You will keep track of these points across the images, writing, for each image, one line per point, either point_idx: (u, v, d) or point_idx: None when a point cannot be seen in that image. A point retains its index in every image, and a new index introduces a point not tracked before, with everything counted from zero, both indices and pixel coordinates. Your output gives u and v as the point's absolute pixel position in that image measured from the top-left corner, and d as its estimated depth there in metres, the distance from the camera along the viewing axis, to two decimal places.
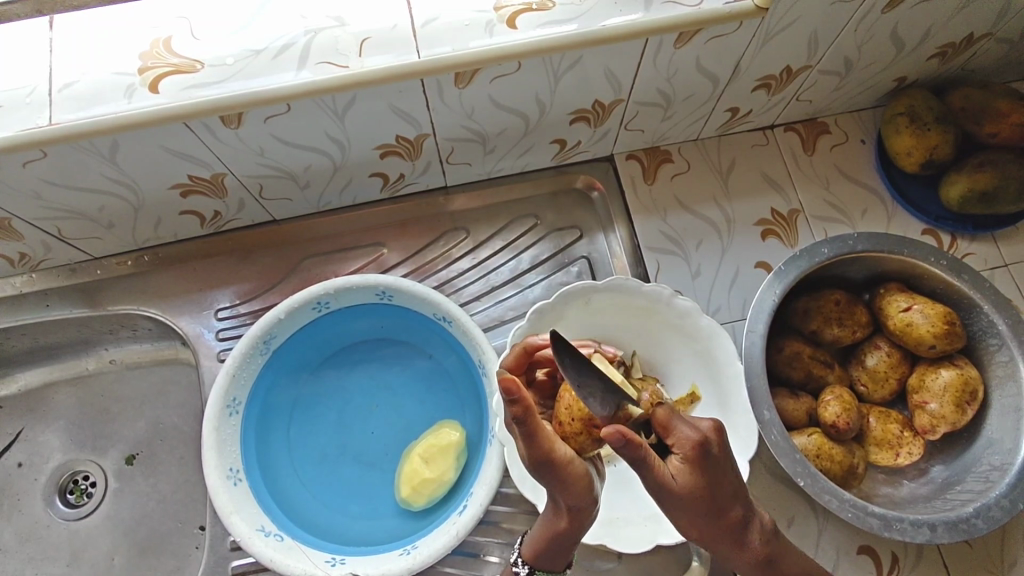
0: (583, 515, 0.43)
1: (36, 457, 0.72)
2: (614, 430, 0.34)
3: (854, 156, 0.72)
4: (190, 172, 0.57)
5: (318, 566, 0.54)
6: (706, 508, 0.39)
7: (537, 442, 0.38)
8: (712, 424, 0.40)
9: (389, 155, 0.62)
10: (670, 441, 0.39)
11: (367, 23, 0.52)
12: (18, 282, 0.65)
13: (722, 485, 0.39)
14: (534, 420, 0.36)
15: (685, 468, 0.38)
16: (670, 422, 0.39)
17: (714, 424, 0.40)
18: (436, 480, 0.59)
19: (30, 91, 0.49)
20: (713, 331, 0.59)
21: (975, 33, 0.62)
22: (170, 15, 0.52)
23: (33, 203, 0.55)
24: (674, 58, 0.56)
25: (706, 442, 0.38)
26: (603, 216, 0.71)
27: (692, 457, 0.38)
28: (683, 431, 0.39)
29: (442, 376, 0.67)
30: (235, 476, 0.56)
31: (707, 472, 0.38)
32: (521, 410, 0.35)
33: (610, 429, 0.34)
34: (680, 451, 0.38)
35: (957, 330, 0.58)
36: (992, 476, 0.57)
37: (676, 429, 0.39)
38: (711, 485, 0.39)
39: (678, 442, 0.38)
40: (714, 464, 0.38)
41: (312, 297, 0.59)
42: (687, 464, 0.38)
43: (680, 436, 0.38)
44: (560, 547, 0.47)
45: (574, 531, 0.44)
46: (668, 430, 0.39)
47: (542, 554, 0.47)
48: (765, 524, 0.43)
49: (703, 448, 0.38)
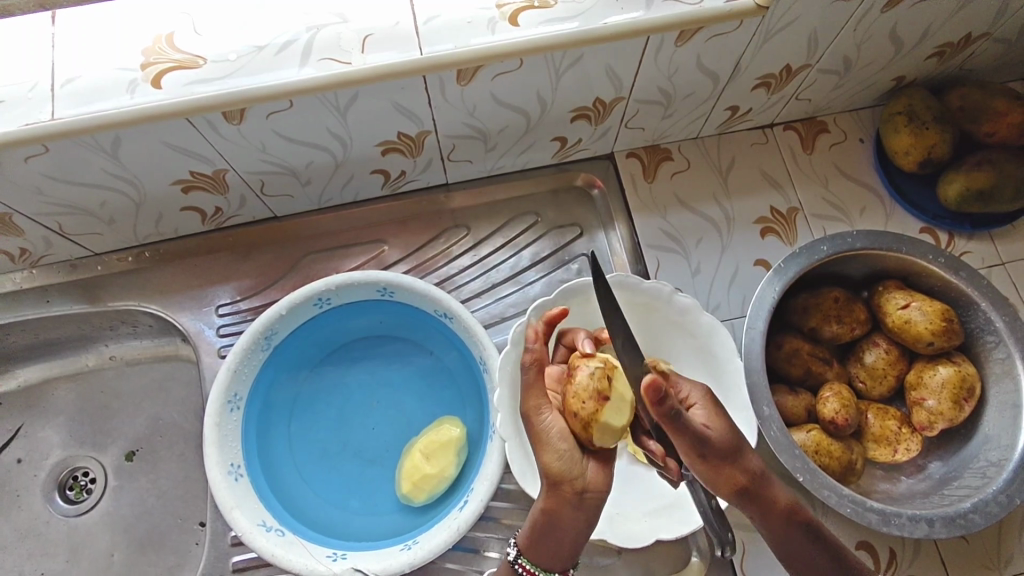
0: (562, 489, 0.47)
1: (34, 453, 0.72)
2: (654, 377, 0.40)
3: (852, 155, 0.72)
4: (192, 169, 0.57)
5: (319, 561, 0.54)
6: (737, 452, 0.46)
7: (530, 396, 0.50)
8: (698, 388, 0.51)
9: (390, 153, 0.62)
10: (683, 396, 0.48)
11: (369, 20, 0.52)
12: (17, 278, 0.65)
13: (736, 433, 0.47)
14: (530, 372, 0.49)
15: (707, 416, 0.46)
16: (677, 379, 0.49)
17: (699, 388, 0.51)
18: (437, 476, 0.59)
19: (32, 86, 0.49)
20: (712, 327, 0.60)
21: (972, 33, 0.63)
22: (173, 12, 0.52)
23: (35, 199, 0.56)
24: (676, 56, 0.56)
25: (709, 394, 0.48)
26: (603, 214, 0.71)
27: (708, 401, 0.47)
28: (689, 389, 0.48)
29: (442, 372, 0.68)
30: (236, 472, 0.56)
31: (723, 417, 0.47)
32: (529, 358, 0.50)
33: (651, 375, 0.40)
34: (696, 404, 0.47)
35: (954, 328, 0.58)
36: (989, 472, 0.57)
37: (680, 386, 0.49)
38: (733, 427, 0.47)
39: (691, 394, 0.48)
40: (724, 409, 0.48)
41: (313, 293, 0.60)
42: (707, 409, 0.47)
43: (688, 390, 0.48)
44: (550, 537, 0.47)
45: (556, 514, 0.47)
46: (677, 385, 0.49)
47: (533, 538, 0.48)
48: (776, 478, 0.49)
49: (710, 397, 0.48)
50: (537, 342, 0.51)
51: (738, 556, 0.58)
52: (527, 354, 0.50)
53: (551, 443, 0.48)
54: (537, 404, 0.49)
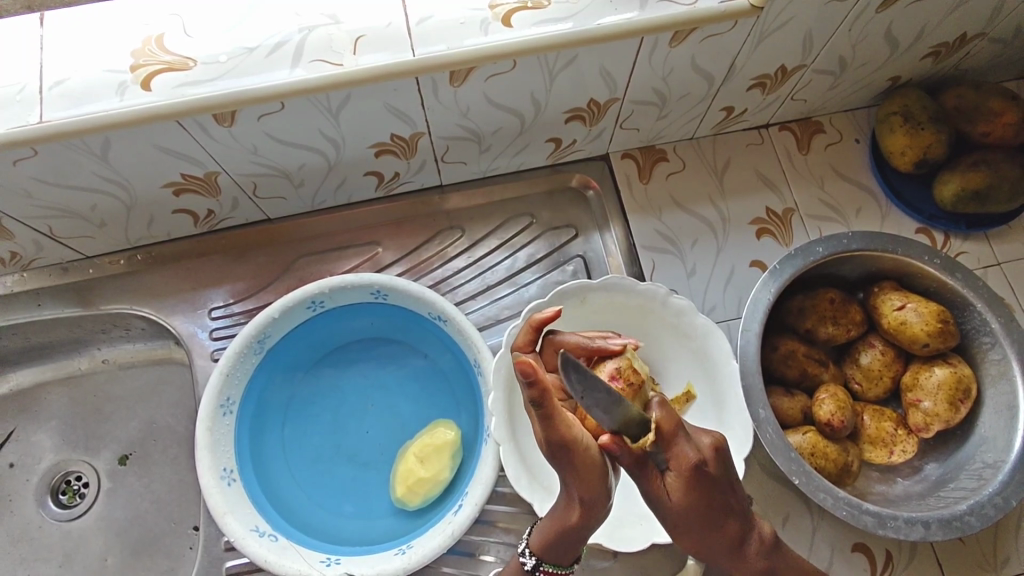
0: (594, 510, 0.43)
1: (27, 457, 0.71)
2: (609, 441, 0.36)
3: (848, 155, 0.72)
4: (182, 172, 0.57)
5: (313, 566, 0.54)
6: (706, 524, 0.38)
7: (556, 426, 0.39)
8: (712, 439, 0.39)
9: (383, 154, 0.62)
10: (669, 456, 0.37)
11: (360, 21, 0.51)
12: (9, 281, 0.65)
13: (721, 502, 0.38)
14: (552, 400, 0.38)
15: (679, 487, 0.37)
16: (672, 440, 0.37)
17: (714, 439, 0.39)
18: (431, 479, 0.59)
19: (20, 89, 0.48)
20: (708, 329, 0.59)
21: (968, 33, 0.62)
22: (162, 13, 0.52)
23: (23, 201, 0.55)
24: (671, 56, 0.56)
25: (705, 461, 0.37)
26: (599, 215, 0.71)
27: (687, 475, 0.37)
28: (682, 448, 0.37)
29: (436, 375, 0.67)
30: (228, 476, 0.56)
31: (702, 492, 0.37)
32: (541, 392, 0.36)
33: (608, 437, 0.35)
34: (676, 468, 0.37)
35: (950, 328, 0.58)
36: (985, 474, 0.57)
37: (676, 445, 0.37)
38: (708, 502, 0.37)
39: (676, 458, 0.37)
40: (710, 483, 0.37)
41: (306, 296, 0.59)
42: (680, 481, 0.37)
43: (680, 451, 0.37)
44: (568, 540, 0.47)
45: (581, 525, 0.45)
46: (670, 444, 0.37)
47: (549, 549, 0.48)
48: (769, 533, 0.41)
49: (702, 468, 0.37)
50: (537, 374, 0.35)
51: None
52: (533, 391, 0.36)
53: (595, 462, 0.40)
54: (567, 428, 0.39)
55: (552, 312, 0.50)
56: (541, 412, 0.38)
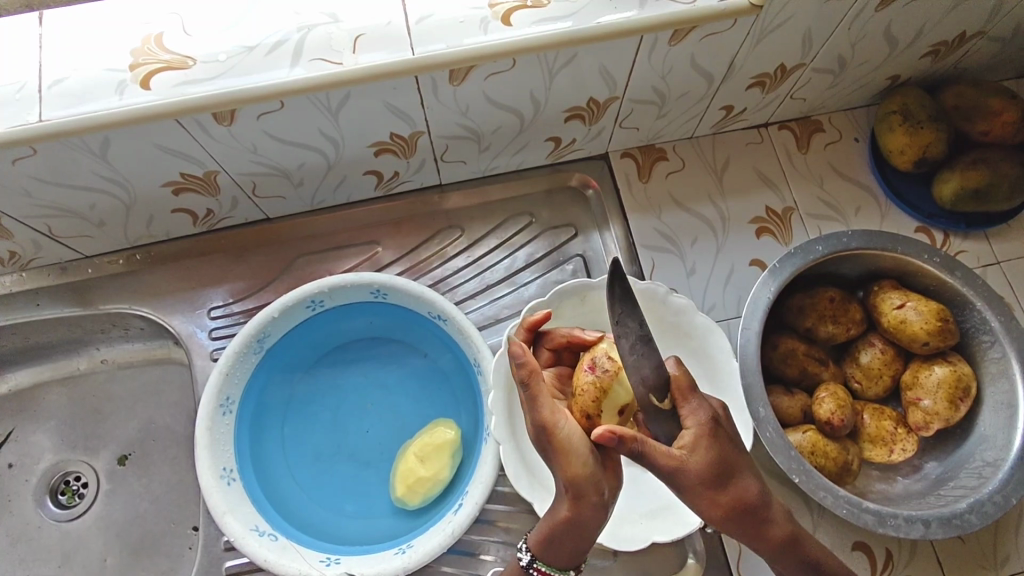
0: (587, 498, 0.45)
1: (27, 458, 0.71)
2: (606, 432, 0.39)
3: (847, 154, 0.72)
4: (182, 171, 0.57)
5: (313, 566, 0.53)
6: (722, 486, 0.43)
7: (541, 408, 0.46)
8: (718, 403, 0.46)
9: (383, 153, 0.62)
10: (683, 414, 0.44)
11: (360, 20, 0.51)
12: (8, 280, 0.65)
13: (733, 462, 0.43)
14: (537, 383, 0.46)
15: (696, 445, 0.42)
16: (685, 395, 0.44)
17: (718, 403, 0.46)
18: (431, 478, 0.59)
19: (19, 88, 0.48)
20: (708, 327, 0.59)
21: (967, 32, 0.62)
22: (162, 12, 0.52)
23: (22, 200, 0.55)
24: (670, 55, 0.56)
25: (715, 418, 0.44)
26: (598, 214, 0.71)
27: (703, 429, 0.43)
28: (695, 407, 0.44)
29: (436, 375, 0.67)
30: (228, 476, 0.56)
31: (716, 448, 0.43)
32: (527, 370, 0.46)
33: (602, 430, 0.39)
34: (692, 426, 0.43)
35: (950, 327, 0.58)
36: (985, 473, 0.57)
37: (689, 401, 0.44)
38: (722, 462, 0.43)
39: (691, 414, 0.44)
40: (720, 440, 0.43)
41: (305, 295, 0.59)
42: (698, 437, 0.43)
43: (693, 408, 0.44)
44: (567, 538, 0.47)
45: (577, 520, 0.46)
46: (684, 399, 0.44)
47: (548, 544, 0.48)
48: (780, 510, 0.45)
49: (714, 423, 0.44)
50: (524, 354, 0.46)
51: (734, 556, 0.59)
52: (520, 368, 0.46)
53: (575, 451, 0.45)
54: (551, 413, 0.46)
55: (542, 314, 0.54)
56: (528, 393, 0.46)
